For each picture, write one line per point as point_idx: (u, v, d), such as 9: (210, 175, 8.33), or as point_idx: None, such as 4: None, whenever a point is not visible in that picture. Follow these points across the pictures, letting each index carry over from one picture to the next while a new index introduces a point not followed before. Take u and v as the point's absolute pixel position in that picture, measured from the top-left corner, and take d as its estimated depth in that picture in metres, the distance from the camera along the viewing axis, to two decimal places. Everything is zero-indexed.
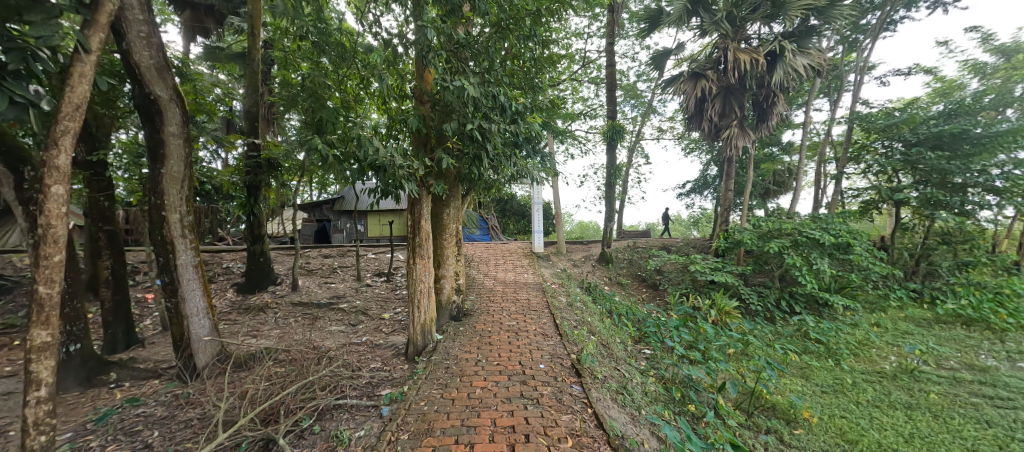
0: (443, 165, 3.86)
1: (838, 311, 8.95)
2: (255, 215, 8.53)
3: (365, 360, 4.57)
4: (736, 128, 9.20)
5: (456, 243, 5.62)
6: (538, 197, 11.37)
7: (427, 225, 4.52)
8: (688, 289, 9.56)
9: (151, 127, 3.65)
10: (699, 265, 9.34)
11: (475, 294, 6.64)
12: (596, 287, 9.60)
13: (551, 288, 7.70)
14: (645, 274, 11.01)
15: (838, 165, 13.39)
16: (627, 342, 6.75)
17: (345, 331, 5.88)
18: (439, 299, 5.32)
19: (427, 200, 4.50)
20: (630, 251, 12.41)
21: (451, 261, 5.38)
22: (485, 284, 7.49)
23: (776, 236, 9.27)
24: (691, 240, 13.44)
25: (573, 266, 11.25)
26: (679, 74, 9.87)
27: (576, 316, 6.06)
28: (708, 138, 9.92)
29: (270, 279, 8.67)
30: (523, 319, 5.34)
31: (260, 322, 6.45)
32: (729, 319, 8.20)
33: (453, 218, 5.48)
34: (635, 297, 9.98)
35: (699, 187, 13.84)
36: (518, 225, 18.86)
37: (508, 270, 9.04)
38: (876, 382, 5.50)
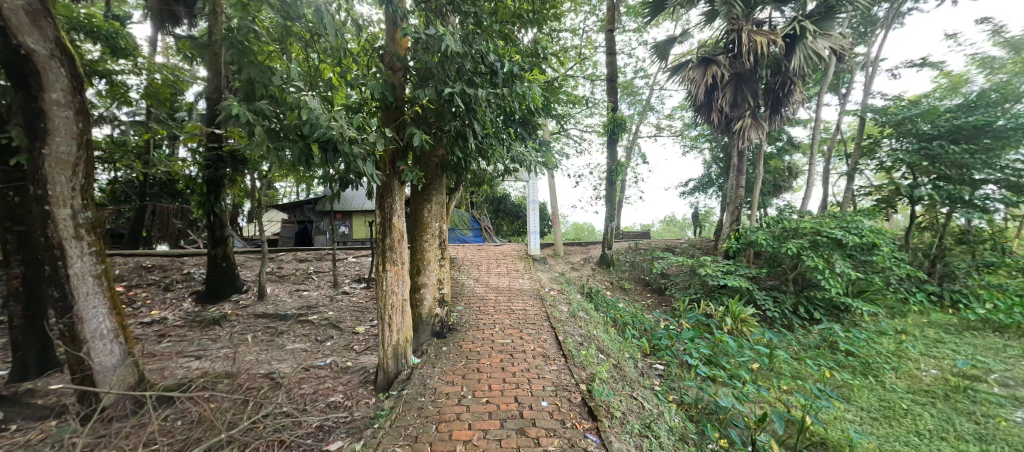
0: (414, 142, 2.99)
1: (861, 317, 8.21)
2: (217, 214, 7.58)
3: (324, 390, 3.69)
4: (749, 119, 8.47)
5: (440, 246, 4.79)
6: (534, 195, 10.55)
7: (400, 224, 3.66)
8: (697, 295, 8.78)
9: (26, 93, 2.79)
10: (710, 269, 8.58)
11: (464, 305, 5.78)
12: (598, 294, 8.78)
13: (550, 295, 6.86)
14: (650, 277, 10.22)
15: (848, 162, 12.73)
16: (637, 358, 5.93)
17: (309, 349, 4.98)
18: (418, 312, 4.46)
19: (400, 193, 3.65)
20: (632, 252, 11.62)
21: (433, 267, 4.53)
22: (476, 292, 6.64)
23: (793, 237, 8.54)
24: (695, 241, 12.69)
25: (572, 269, 10.42)
26: (686, 62, 9.12)
27: (580, 329, 5.22)
28: (717, 131, 9.16)
29: (235, 287, 7.73)
30: (519, 336, 4.50)
31: (212, 338, 5.53)
32: (747, 328, 7.43)
33: (436, 216, 4.64)
34: (639, 304, 9.18)
35: (703, 186, 13.11)
36: (512, 226, 18.01)
37: (502, 275, 8.20)
38: (931, 406, 4.76)
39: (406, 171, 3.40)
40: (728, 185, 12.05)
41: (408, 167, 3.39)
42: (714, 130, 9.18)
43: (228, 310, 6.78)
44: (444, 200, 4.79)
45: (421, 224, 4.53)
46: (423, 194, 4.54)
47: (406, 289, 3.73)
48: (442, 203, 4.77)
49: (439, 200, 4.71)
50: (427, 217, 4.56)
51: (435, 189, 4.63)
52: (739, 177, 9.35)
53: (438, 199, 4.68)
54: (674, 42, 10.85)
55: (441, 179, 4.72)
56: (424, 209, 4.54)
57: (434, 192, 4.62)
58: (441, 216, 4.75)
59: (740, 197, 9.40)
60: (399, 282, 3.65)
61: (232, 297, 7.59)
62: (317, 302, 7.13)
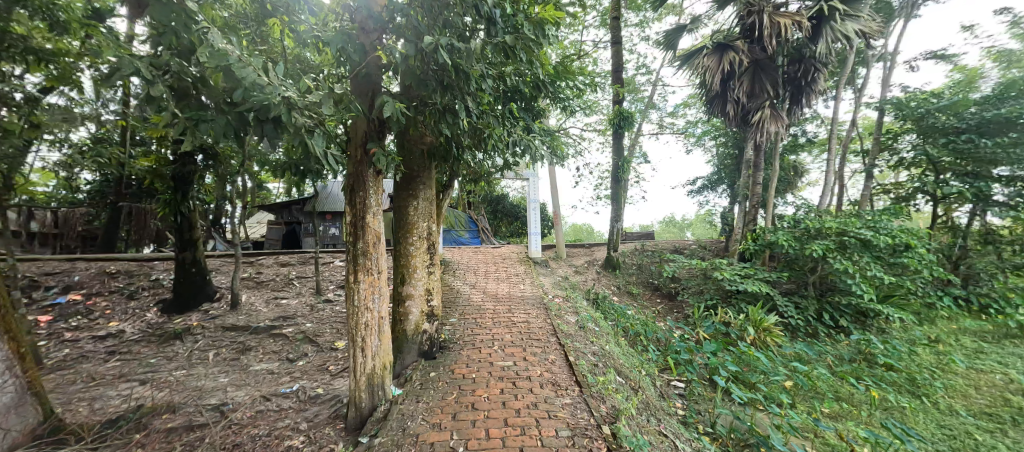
0: (385, 113, 2.28)
1: (892, 325, 7.56)
2: (186, 215, 6.84)
3: (282, 431, 2.98)
4: (769, 110, 7.81)
5: (429, 250, 4.10)
6: (535, 194, 9.86)
7: (376, 224, 2.95)
8: (713, 300, 8.09)
9: None
10: (727, 272, 7.90)
11: (459, 317, 5.06)
12: (606, 300, 8.10)
13: (555, 303, 6.16)
14: (659, 282, 9.55)
15: (865, 159, 12.09)
16: (655, 376, 5.24)
17: (277, 371, 4.27)
18: (403, 329, 3.76)
19: (377, 185, 2.94)
20: (638, 254, 10.95)
21: (420, 274, 3.84)
22: (473, 300, 5.94)
23: (817, 238, 7.89)
24: (704, 242, 12.03)
25: (575, 273, 9.73)
26: (697, 50, 8.46)
27: (593, 345, 4.53)
28: (731, 124, 8.51)
29: (205, 295, 7.00)
30: (523, 357, 3.80)
31: (168, 357, 4.80)
32: (771, 339, 6.75)
33: (425, 215, 3.92)
34: (650, 311, 8.50)
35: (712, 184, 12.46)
36: (510, 227, 17.32)
37: (501, 280, 7.50)
38: (1002, 437, 4.10)
39: (381, 157, 2.68)
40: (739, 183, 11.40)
41: (384, 152, 2.67)
42: (728, 123, 8.53)
43: (193, 323, 6.04)
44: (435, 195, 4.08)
45: (407, 223, 3.83)
46: (410, 188, 3.85)
47: (385, 305, 3.02)
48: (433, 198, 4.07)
49: (429, 195, 4.00)
50: (414, 215, 3.85)
51: (424, 183, 3.92)
52: (755, 173, 8.67)
53: (428, 194, 3.98)
54: (683, 30, 10.18)
55: (431, 171, 4.02)
56: (411, 207, 3.85)
57: (422, 186, 3.91)
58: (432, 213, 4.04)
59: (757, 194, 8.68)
60: (376, 297, 2.94)
61: (202, 307, 6.85)
62: (296, 312, 6.42)
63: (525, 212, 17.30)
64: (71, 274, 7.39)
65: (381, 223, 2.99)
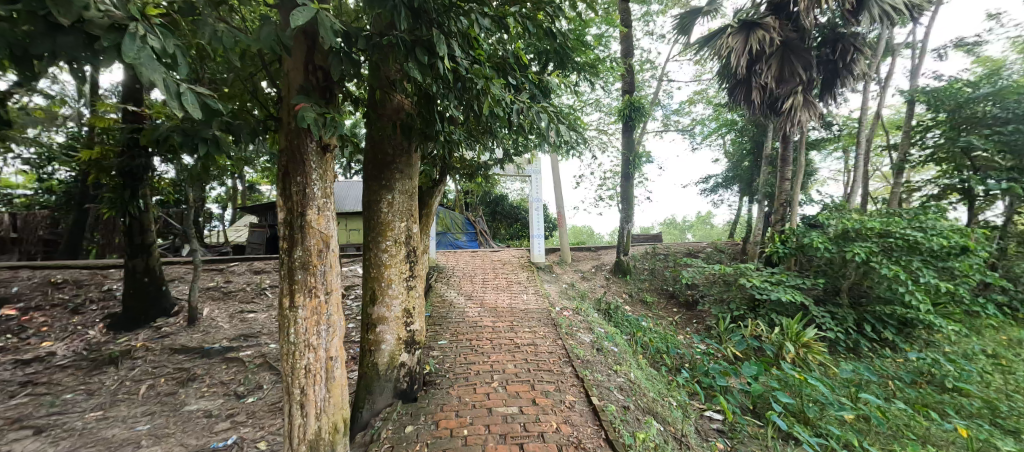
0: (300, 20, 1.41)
1: (945, 337, 6.67)
2: (138, 216, 5.87)
3: None
4: (802, 95, 6.93)
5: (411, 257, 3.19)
6: (538, 193, 8.97)
7: (323, 224, 2.05)
8: (740, 310, 7.18)
9: None
10: (756, 279, 7.01)
11: (450, 339, 4.16)
12: (619, 311, 7.20)
13: (565, 318, 5.26)
14: (675, 289, 8.65)
15: (892, 154, 11.23)
16: (689, 408, 4.34)
17: (217, 413, 3.36)
18: (373, 363, 2.85)
19: (324, 168, 2.05)
20: (650, 258, 10.06)
21: (397, 290, 2.94)
22: (469, 315, 5.04)
23: (855, 240, 7.01)
24: (719, 245, 11.15)
25: (582, 279, 8.84)
26: (718, 31, 7.58)
27: (619, 375, 3.61)
28: (756, 112, 7.66)
29: (161, 309, 6.09)
30: (532, 400, 2.90)
31: (90, 392, 3.88)
32: (813, 357, 5.85)
33: (403, 213, 3.03)
34: (667, 323, 7.60)
35: (727, 183, 11.59)
36: (510, 229, 16.40)
37: (501, 290, 6.60)
38: None
39: (318, 120, 1.78)
40: (758, 180, 10.55)
41: (323, 112, 1.77)
42: (752, 111, 7.67)
43: (138, 343, 5.12)
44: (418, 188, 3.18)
45: (381, 223, 2.93)
46: (384, 176, 2.96)
47: (338, 340, 2.13)
48: (415, 191, 3.17)
49: (410, 188, 3.11)
50: (388, 212, 2.95)
51: (402, 171, 3.02)
52: (782, 167, 7.80)
53: (408, 185, 3.08)
54: (699, 13, 9.31)
55: (412, 156, 3.13)
56: (384, 201, 2.95)
57: (400, 175, 3.01)
58: (414, 211, 3.14)
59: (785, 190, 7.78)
60: (322, 329, 2.05)
61: (155, 323, 5.94)
62: (262, 328, 5.51)
63: (525, 214, 16.39)
64: (8, 285, 6.45)
65: (332, 222, 2.10)
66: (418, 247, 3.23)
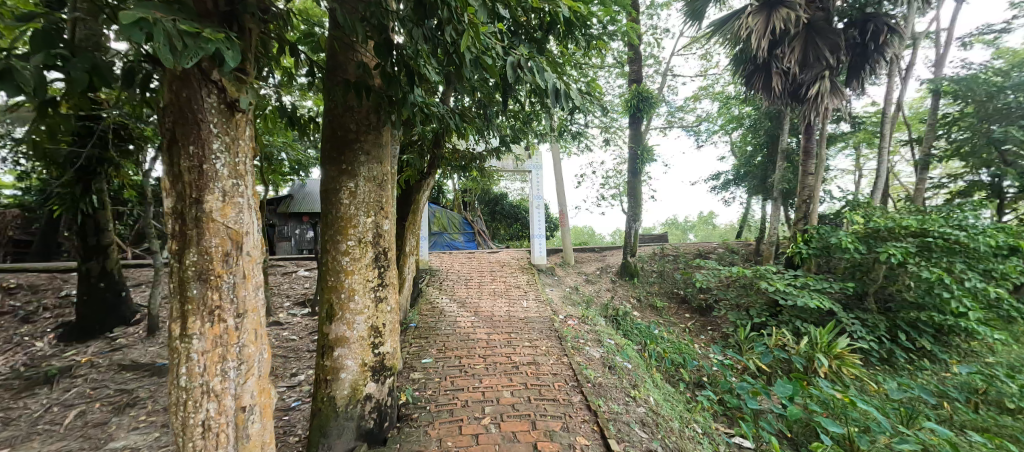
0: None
1: (990, 346, 6.04)
2: (95, 215, 5.26)
3: None
4: (829, 81, 6.31)
5: (388, 261, 2.52)
6: (539, 190, 8.34)
7: (228, 217, 1.60)
8: (761, 317, 6.54)
9: None
10: (778, 282, 6.38)
11: (436, 356, 3.53)
12: (628, 318, 6.58)
13: (571, 329, 4.64)
14: (686, 293, 8.02)
15: (915, 147, 10.56)
16: (718, 436, 3.71)
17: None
18: (329, 397, 2.23)
19: (230, 140, 1.59)
20: (659, 260, 9.42)
21: (361, 301, 2.31)
22: (461, 326, 4.43)
23: (887, 240, 6.37)
24: (731, 245, 10.50)
25: (586, 283, 8.22)
26: (734, 12, 6.93)
27: (639, 403, 2.98)
28: (776, 101, 7.06)
29: (120, 318, 5.49)
30: (533, 446, 2.27)
31: (6, 422, 3.27)
32: (847, 370, 5.22)
33: (371, 206, 2.39)
34: (680, 330, 6.96)
35: (738, 180, 10.96)
36: (510, 229, 15.77)
37: (499, 295, 5.99)
38: None
39: (179, 38, 1.25)
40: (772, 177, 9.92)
41: (184, 28, 1.24)
42: (772, 100, 7.07)
43: (84, 358, 4.50)
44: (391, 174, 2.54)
45: (341, 217, 2.31)
46: (344, 158, 2.33)
47: (254, 381, 1.76)
48: (388, 179, 2.53)
49: (381, 174, 2.47)
50: (351, 203, 2.33)
51: (368, 152, 2.38)
52: (804, 161, 7.18)
53: (378, 170, 2.44)
54: None
55: (383, 134, 2.49)
56: (345, 190, 2.32)
57: (365, 157, 2.37)
58: (387, 203, 2.51)
59: (808, 184, 7.14)
60: (230, 367, 1.66)
61: (112, 332, 5.34)
62: None
63: (526, 213, 15.75)
64: None
65: (245, 220, 1.67)
66: (393, 249, 2.60)
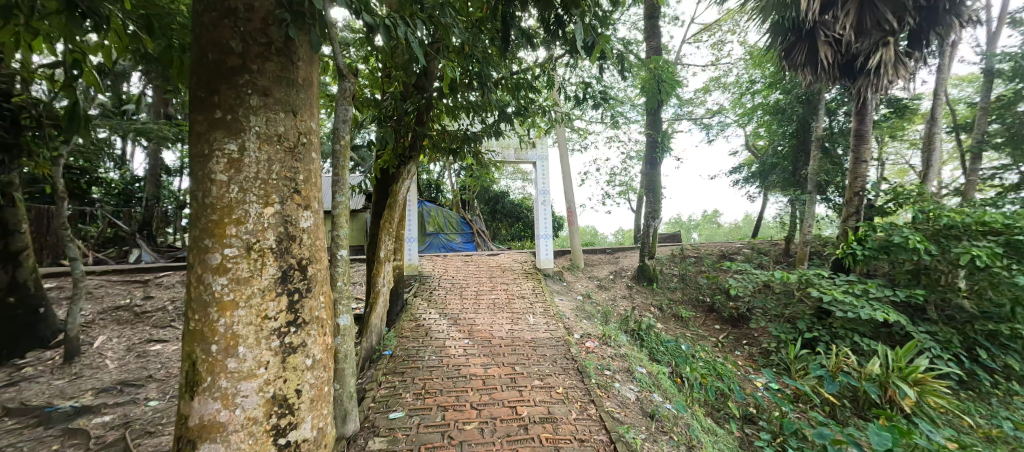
0: None
1: None
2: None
3: None
4: (893, 48, 5.26)
5: (313, 281, 1.48)
6: (543, 184, 7.29)
7: None
8: (813, 332, 5.47)
9: None
10: (832, 291, 5.31)
11: (412, 408, 2.53)
12: (652, 333, 5.56)
13: (594, 355, 3.63)
14: (714, 300, 6.99)
15: (963, 135, 9.43)
16: None
17: None
18: None
19: None
20: (679, 262, 8.40)
21: (250, 356, 1.29)
22: (450, 353, 3.43)
23: (964, 239, 5.29)
24: (758, 246, 9.44)
25: (598, 289, 7.20)
26: None
27: None
28: (823, 78, 6.02)
29: (35, 339, 4.46)
30: None
31: None
32: (930, 401, 4.23)
33: (272, 185, 1.36)
34: (712, 346, 5.93)
35: (763, 174, 9.92)
36: (511, 229, 14.76)
37: (499, 307, 4.98)
38: None
39: None
40: (805, 169, 8.87)
41: None
42: (818, 77, 6.03)
43: None
44: (315, 134, 1.51)
45: (212, 207, 1.28)
46: (219, 100, 1.30)
47: None
48: (310, 141, 1.49)
49: (294, 130, 1.43)
50: (230, 181, 1.29)
51: (265, 91, 1.35)
52: (855, 147, 6.12)
53: (287, 126, 1.40)
54: None
55: (296, 63, 1.44)
56: (219, 156, 1.28)
57: (259, 99, 1.34)
58: (307, 183, 1.47)
59: (861, 174, 6.09)
60: None
61: (23, 358, 4.27)
62: (161, 371, 3.91)
63: (528, 212, 14.72)
64: None
65: None
66: (324, 261, 1.56)
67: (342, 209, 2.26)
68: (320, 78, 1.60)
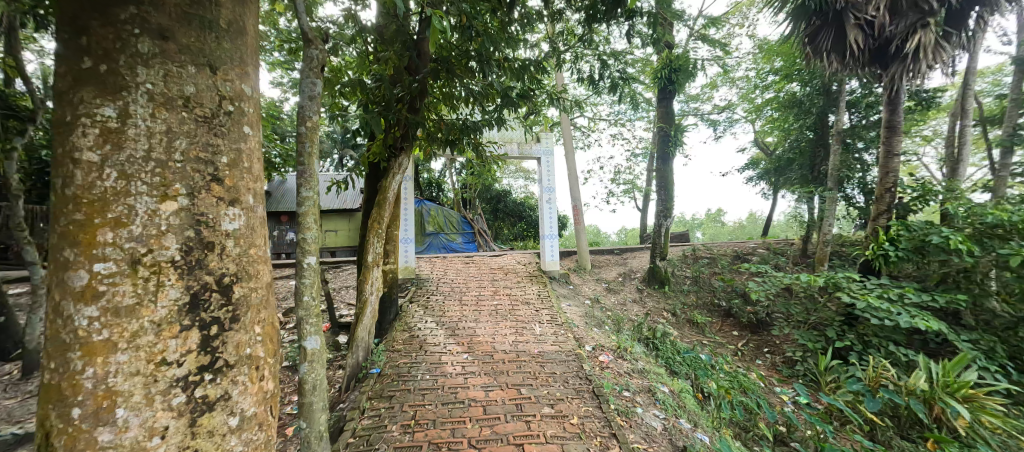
0: None
1: None
2: None
3: None
4: (933, 29, 4.80)
5: (245, 306, 1.05)
6: (548, 180, 6.86)
7: None
8: (844, 340, 5.02)
9: None
10: (866, 295, 4.83)
11: (398, 446, 2.12)
12: (668, 342, 5.12)
13: (611, 372, 3.21)
14: (731, 305, 6.54)
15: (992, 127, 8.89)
16: None
17: None
18: None
19: None
20: (691, 263, 7.96)
21: (135, 420, 0.87)
22: (447, 372, 3.01)
23: (1011, 238, 4.81)
24: (773, 246, 8.99)
25: (607, 293, 6.77)
26: None
27: None
28: (852, 65, 5.56)
29: None
30: None
31: None
32: (985, 420, 3.74)
33: (171, 168, 0.93)
34: (732, 355, 5.49)
35: (777, 170, 9.46)
36: (514, 228, 14.33)
37: (502, 314, 4.55)
38: None
39: None
40: (824, 164, 8.41)
41: None
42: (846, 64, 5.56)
43: None
44: (247, 99, 1.08)
45: (77, 201, 0.86)
46: (90, 43, 0.88)
47: None
48: (238, 110, 1.06)
49: (212, 92, 1.00)
50: (104, 162, 0.87)
51: (162, 33, 0.93)
52: (886, 139, 5.67)
53: (200, 85, 0.98)
54: None
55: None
56: (87, 125, 0.87)
57: (153, 43, 0.92)
58: (234, 167, 1.05)
59: (892, 168, 5.65)
60: None
61: None
62: None
63: (531, 211, 14.29)
64: None
65: None
66: (264, 277, 1.14)
67: (308, 204, 1.83)
68: (259, 24, 1.17)
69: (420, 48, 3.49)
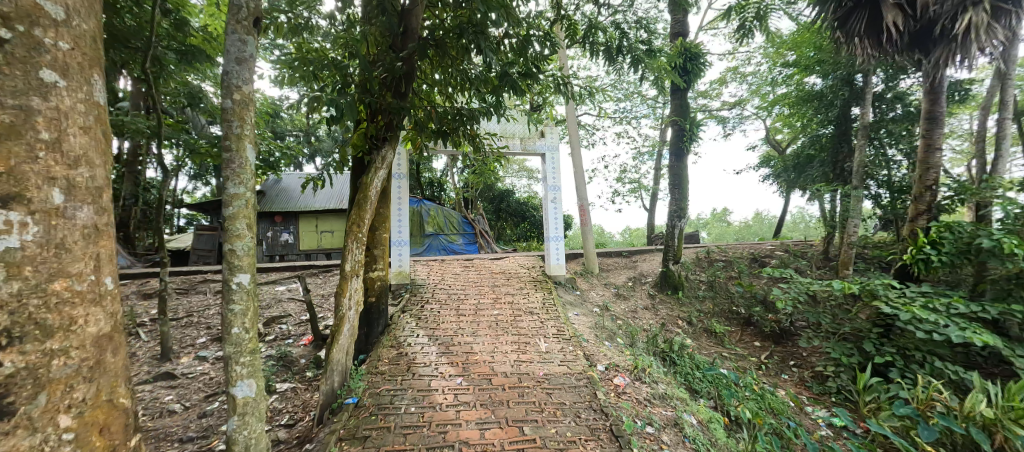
0: None
1: None
2: None
3: None
4: (988, 7, 4.27)
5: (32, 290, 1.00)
6: (554, 178, 6.39)
7: None
8: (884, 355, 4.50)
9: None
10: (907, 306, 4.29)
11: None
12: (686, 356, 4.64)
13: (631, 402, 2.73)
14: (752, 312, 6.04)
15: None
16: None
17: None
18: None
19: None
20: (706, 267, 7.48)
21: None
22: (437, 404, 2.54)
23: None
24: (792, 249, 8.46)
25: (616, 299, 6.31)
26: None
27: None
28: (890, 50, 5.05)
29: None
30: None
31: None
32: None
33: None
34: (756, 370, 5.00)
35: (796, 167, 8.94)
36: (517, 229, 13.86)
37: (502, 327, 4.07)
38: None
39: None
40: (848, 161, 7.88)
41: None
42: (884, 48, 5.06)
43: None
44: (59, 66, 1.09)
45: None
46: None
47: None
48: (27, 52, 1.03)
49: None
50: None
51: None
52: (928, 131, 5.18)
53: None
54: None
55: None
56: None
57: None
58: (16, 143, 0.99)
59: (933, 166, 5.15)
60: None
61: None
62: None
63: (535, 211, 13.81)
64: None
65: None
66: (71, 252, 1.09)
67: (236, 205, 1.93)
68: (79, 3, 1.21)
69: (406, 23, 3.09)
